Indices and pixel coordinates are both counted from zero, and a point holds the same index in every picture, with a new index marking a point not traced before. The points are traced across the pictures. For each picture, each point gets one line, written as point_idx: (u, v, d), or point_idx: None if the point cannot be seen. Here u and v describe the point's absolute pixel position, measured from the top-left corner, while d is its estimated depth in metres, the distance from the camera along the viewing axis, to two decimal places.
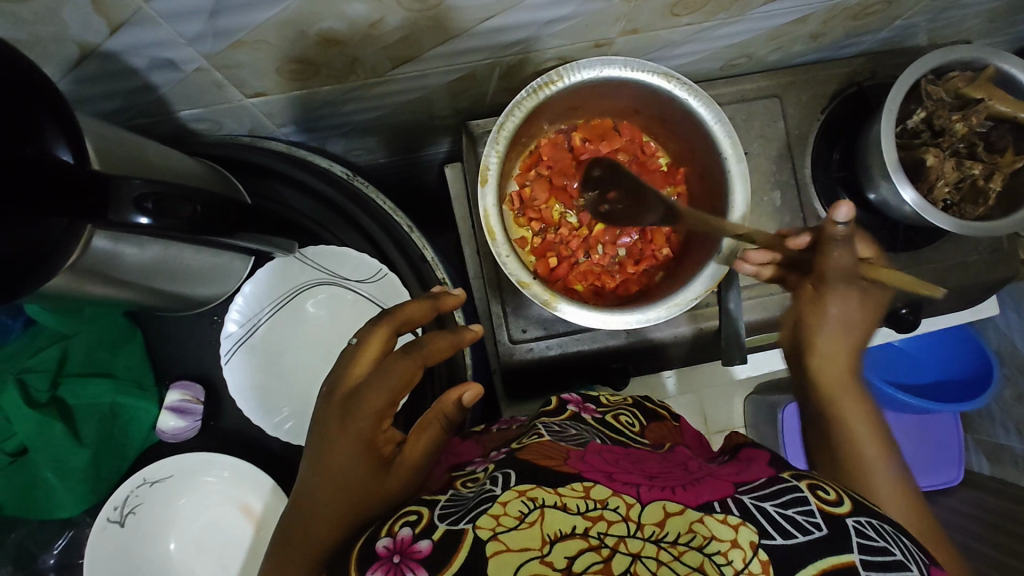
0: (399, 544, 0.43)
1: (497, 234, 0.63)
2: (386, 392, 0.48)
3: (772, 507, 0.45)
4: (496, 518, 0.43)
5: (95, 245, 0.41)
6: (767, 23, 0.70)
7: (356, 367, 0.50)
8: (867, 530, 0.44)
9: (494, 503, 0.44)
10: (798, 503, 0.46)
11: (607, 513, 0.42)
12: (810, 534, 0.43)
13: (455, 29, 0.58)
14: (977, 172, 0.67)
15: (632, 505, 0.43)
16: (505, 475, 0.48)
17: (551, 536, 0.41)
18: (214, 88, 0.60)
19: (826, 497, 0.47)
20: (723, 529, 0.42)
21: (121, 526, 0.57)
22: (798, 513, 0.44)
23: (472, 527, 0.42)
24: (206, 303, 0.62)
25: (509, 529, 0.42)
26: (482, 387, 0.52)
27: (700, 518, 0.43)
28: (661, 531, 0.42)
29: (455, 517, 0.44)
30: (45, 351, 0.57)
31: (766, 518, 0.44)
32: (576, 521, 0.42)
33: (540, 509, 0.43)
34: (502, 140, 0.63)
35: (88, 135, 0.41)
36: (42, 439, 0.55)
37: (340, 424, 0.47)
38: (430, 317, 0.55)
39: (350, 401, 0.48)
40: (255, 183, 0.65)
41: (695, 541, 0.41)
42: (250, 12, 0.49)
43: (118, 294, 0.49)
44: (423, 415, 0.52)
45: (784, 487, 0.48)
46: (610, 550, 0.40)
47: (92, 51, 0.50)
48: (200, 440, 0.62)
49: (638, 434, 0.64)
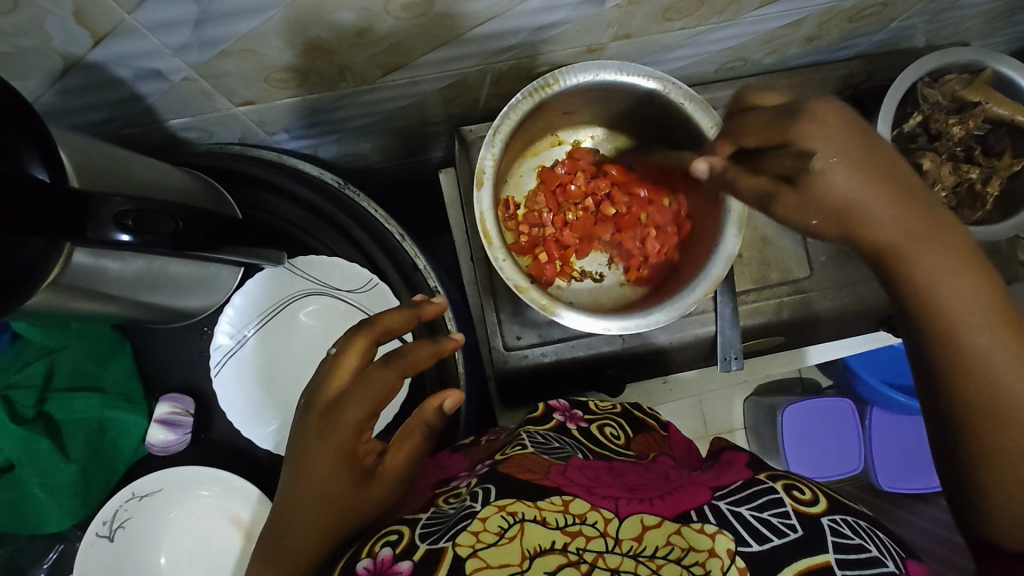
0: (378, 565, 0.42)
1: (493, 238, 0.62)
2: (364, 407, 0.45)
3: (748, 511, 0.45)
4: (475, 535, 0.42)
5: (77, 261, 0.40)
6: (762, 26, 0.70)
7: (335, 379, 0.47)
8: (841, 528, 0.44)
9: (475, 518, 0.43)
10: (775, 504, 0.45)
11: (585, 529, 0.42)
12: (784, 537, 0.42)
13: (445, 36, 0.57)
14: (975, 176, 0.67)
15: (611, 520, 0.43)
16: (485, 490, 0.48)
17: (531, 552, 0.40)
18: (202, 97, 0.59)
19: (801, 496, 0.47)
20: (700, 539, 0.42)
21: (111, 540, 0.57)
22: (773, 516, 0.44)
23: (452, 545, 0.41)
24: (196, 314, 0.61)
25: (489, 546, 0.41)
26: (463, 395, 0.51)
27: (677, 529, 0.43)
28: (640, 545, 0.41)
29: (436, 535, 0.43)
30: (33, 365, 0.56)
31: (743, 523, 0.44)
32: (556, 537, 0.41)
33: (521, 523, 0.42)
34: (498, 143, 0.62)
35: (68, 150, 0.41)
36: (29, 454, 0.55)
37: (317, 440, 0.45)
38: (410, 324, 0.52)
39: (329, 415, 0.46)
40: (245, 193, 0.64)
41: (673, 553, 0.41)
42: (236, 22, 0.48)
43: (105, 308, 0.48)
44: (405, 423, 0.51)
45: (757, 489, 0.48)
46: (588, 565, 0.39)
47: (76, 63, 0.50)
48: (191, 452, 0.62)
49: (623, 446, 0.63)
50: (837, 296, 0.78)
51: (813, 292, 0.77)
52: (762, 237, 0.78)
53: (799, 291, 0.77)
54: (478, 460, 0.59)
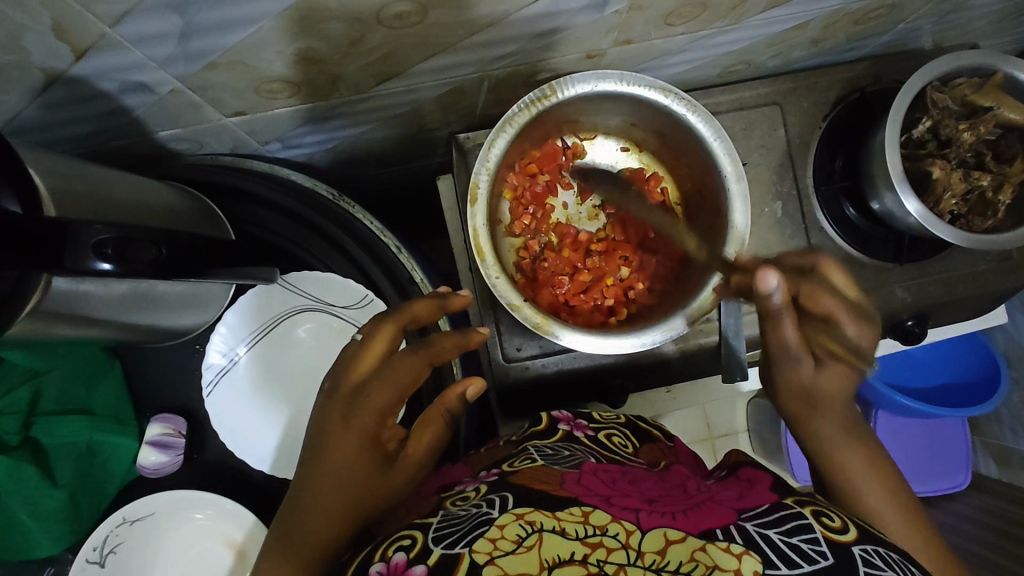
0: (392, 571, 0.41)
1: (487, 253, 0.61)
2: (391, 391, 0.47)
3: (776, 534, 0.43)
4: (493, 542, 0.41)
5: (57, 287, 0.39)
6: (765, 30, 0.68)
7: (360, 365, 0.48)
8: (872, 559, 0.42)
9: (492, 526, 0.43)
10: (803, 530, 0.44)
11: (606, 540, 0.40)
12: (815, 563, 0.40)
13: (441, 44, 0.55)
14: (986, 184, 0.65)
15: (632, 532, 0.42)
16: (502, 498, 0.47)
17: (550, 562, 0.39)
18: (191, 109, 0.58)
19: (831, 524, 0.45)
20: (726, 558, 0.39)
21: (102, 566, 0.56)
22: (803, 541, 0.42)
23: (469, 551, 0.40)
24: (188, 333, 0.60)
25: (507, 553, 0.40)
26: (485, 383, 0.53)
27: (702, 546, 0.41)
28: (662, 559, 0.40)
29: (452, 539, 0.42)
30: (17, 390, 0.54)
31: (770, 546, 0.42)
32: (575, 547, 0.40)
33: (540, 532, 0.41)
34: (492, 157, 0.61)
35: (44, 173, 0.39)
36: (15, 482, 0.53)
37: (343, 420, 0.46)
38: (437, 314, 0.53)
39: (354, 397, 0.47)
40: (234, 207, 0.63)
41: (698, 569, 0.39)
42: (223, 34, 0.46)
43: (89, 332, 0.47)
44: (426, 409, 0.52)
45: (786, 513, 0.46)
46: None
47: (59, 77, 0.48)
48: (183, 473, 0.60)
49: (633, 455, 0.62)
50: None
51: None
52: (767, 244, 0.76)
53: None
54: (482, 468, 0.58)
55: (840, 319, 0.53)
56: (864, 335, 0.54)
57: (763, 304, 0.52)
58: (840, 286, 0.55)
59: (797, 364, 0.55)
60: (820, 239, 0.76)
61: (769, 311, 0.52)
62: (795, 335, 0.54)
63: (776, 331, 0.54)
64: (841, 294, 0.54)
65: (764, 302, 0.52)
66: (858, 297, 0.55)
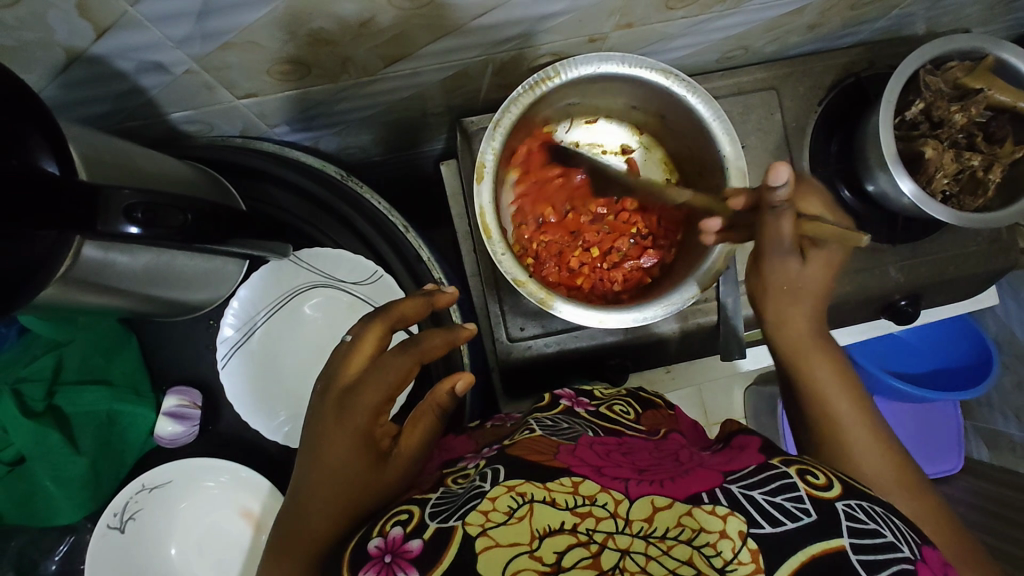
0: (390, 544, 0.43)
1: (494, 232, 0.63)
2: (382, 387, 0.48)
3: (761, 494, 0.45)
4: (485, 514, 0.42)
5: (86, 255, 0.41)
6: (764, 15, 0.70)
7: (350, 365, 0.50)
8: (856, 512, 0.44)
9: (483, 499, 0.44)
10: (788, 488, 0.45)
11: (596, 509, 0.42)
12: (798, 521, 0.42)
13: (448, 26, 0.57)
14: (977, 163, 0.67)
15: (621, 501, 0.43)
16: (494, 471, 0.48)
17: (540, 532, 0.41)
18: (204, 89, 0.59)
19: (815, 481, 0.47)
20: (712, 521, 0.42)
21: (122, 532, 0.58)
22: (786, 500, 0.44)
23: (461, 524, 0.42)
24: (202, 308, 0.62)
25: (498, 525, 0.42)
26: (473, 378, 0.51)
27: (688, 510, 0.42)
28: (649, 526, 0.41)
29: (446, 514, 0.44)
30: (41, 359, 0.57)
31: (754, 505, 0.43)
32: (565, 517, 0.42)
33: (530, 504, 0.43)
34: (499, 137, 0.62)
35: (76, 143, 0.41)
36: (39, 447, 0.55)
37: (336, 420, 0.48)
38: (424, 313, 0.54)
39: (347, 397, 0.48)
40: (247, 185, 0.64)
41: (684, 534, 0.41)
42: (238, 14, 0.48)
43: (111, 301, 0.48)
44: (417, 405, 0.52)
45: (771, 473, 0.47)
46: (599, 546, 0.40)
47: (79, 56, 0.49)
48: (198, 445, 0.62)
49: (633, 422, 0.64)
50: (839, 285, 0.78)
51: None
52: None
53: None
54: (485, 443, 0.59)
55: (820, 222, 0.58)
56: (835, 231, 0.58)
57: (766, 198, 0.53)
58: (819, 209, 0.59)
59: (787, 257, 0.56)
60: None
61: (769, 205, 0.53)
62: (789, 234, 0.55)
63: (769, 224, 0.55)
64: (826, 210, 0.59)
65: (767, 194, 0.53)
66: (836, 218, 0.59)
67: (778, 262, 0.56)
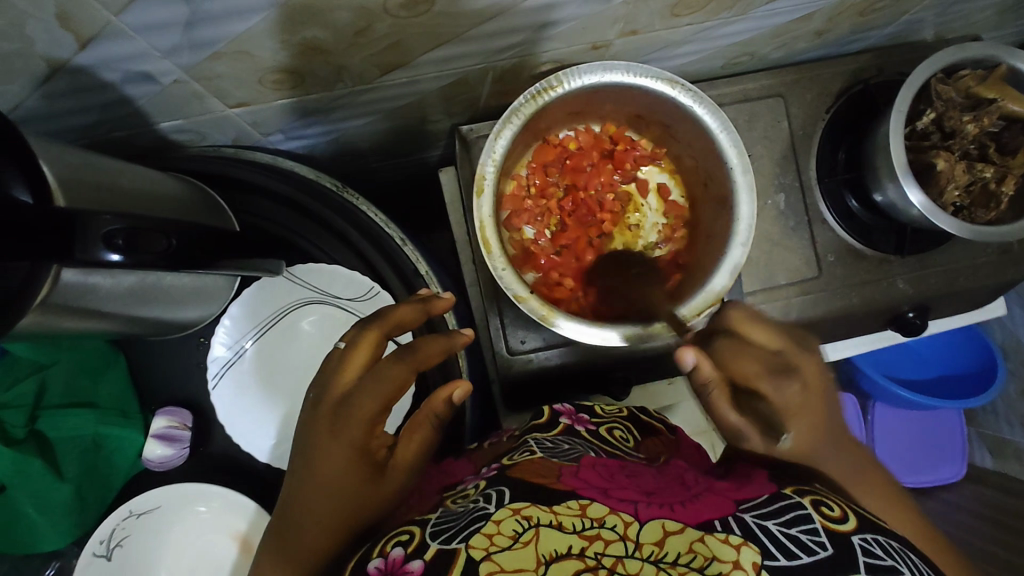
0: (389, 566, 0.40)
1: (493, 245, 0.61)
2: (377, 397, 0.46)
3: (775, 526, 0.43)
4: (489, 538, 0.40)
5: (66, 279, 0.39)
6: (771, 22, 0.68)
7: (345, 372, 0.48)
8: (872, 548, 0.41)
9: (487, 522, 0.42)
10: (803, 520, 0.43)
11: (604, 532, 0.40)
12: (814, 555, 0.40)
13: (448, 34, 0.55)
14: (989, 175, 0.65)
15: (630, 524, 0.41)
16: (499, 493, 0.46)
17: (546, 557, 0.38)
18: (194, 99, 0.57)
19: (830, 513, 0.45)
20: (725, 550, 0.39)
21: (108, 559, 0.56)
22: (802, 532, 0.42)
23: (466, 546, 0.39)
24: (192, 326, 0.60)
25: (503, 549, 0.39)
26: (472, 385, 0.52)
27: (700, 537, 0.40)
28: (660, 551, 0.39)
29: (448, 534, 0.41)
30: (23, 384, 0.55)
31: (769, 538, 0.41)
32: (572, 541, 0.39)
33: (536, 528, 0.40)
34: (499, 148, 0.61)
35: (52, 163, 0.39)
36: (21, 475, 0.54)
37: (331, 431, 0.45)
38: (420, 320, 0.53)
39: (340, 408, 0.46)
40: (237, 199, 0.63)
41: (696, 561, 0.38)
42: (228, 23, 0.46)
43: (96, 325, 0.46)
44: (415, 416, 0.51)
45: (786, 504, 0.46)
46: (607, 570, 0.37)
47: (62, 66, 0.47)
48: (188, 466, 0.61)
49: (633, 449, 0.62)
50: (845, 297, 0.76)
51: (820, 292, 0.76)
52: (770, 237, 0.76)
53: (807, 291, 0.76)
54: (485, 465, 0.57)
55: (765, 391, 0.53)
56: (787, 398, 0.53)
57: (694, 379, 0.55)
58: (752, 337, 0.55)
59: (748, 440, 0.54)
60: (822, 231, 0.76)
61: (699, 388, 0.55)
62: (735, 416, 0.54)
63: (718, 415, 0.55)
64: (760, 349, 0.54)
65: (690, 375, 0.55)
66: (779, 350, 0.54)
67: (742, 442, 0.55)
